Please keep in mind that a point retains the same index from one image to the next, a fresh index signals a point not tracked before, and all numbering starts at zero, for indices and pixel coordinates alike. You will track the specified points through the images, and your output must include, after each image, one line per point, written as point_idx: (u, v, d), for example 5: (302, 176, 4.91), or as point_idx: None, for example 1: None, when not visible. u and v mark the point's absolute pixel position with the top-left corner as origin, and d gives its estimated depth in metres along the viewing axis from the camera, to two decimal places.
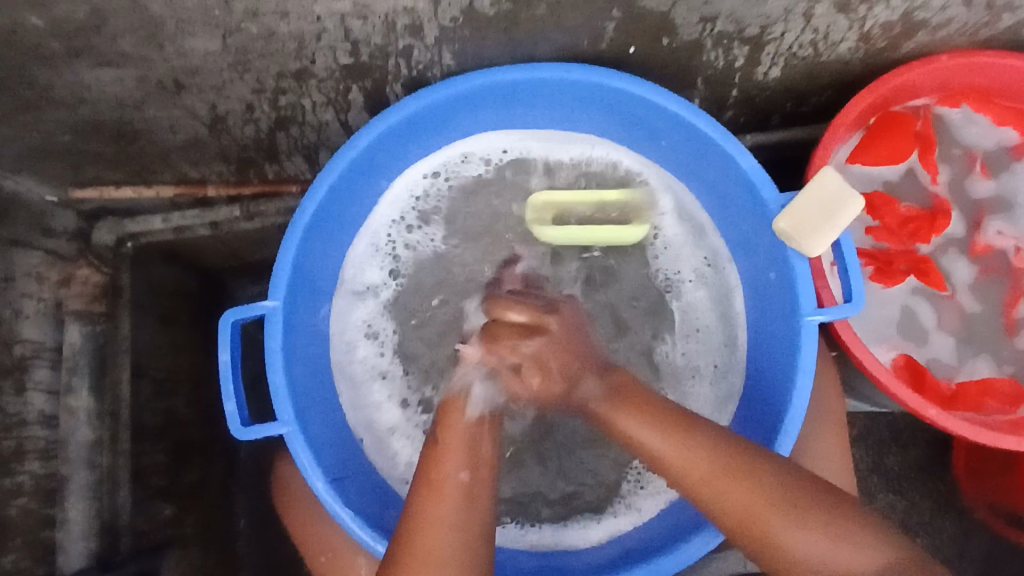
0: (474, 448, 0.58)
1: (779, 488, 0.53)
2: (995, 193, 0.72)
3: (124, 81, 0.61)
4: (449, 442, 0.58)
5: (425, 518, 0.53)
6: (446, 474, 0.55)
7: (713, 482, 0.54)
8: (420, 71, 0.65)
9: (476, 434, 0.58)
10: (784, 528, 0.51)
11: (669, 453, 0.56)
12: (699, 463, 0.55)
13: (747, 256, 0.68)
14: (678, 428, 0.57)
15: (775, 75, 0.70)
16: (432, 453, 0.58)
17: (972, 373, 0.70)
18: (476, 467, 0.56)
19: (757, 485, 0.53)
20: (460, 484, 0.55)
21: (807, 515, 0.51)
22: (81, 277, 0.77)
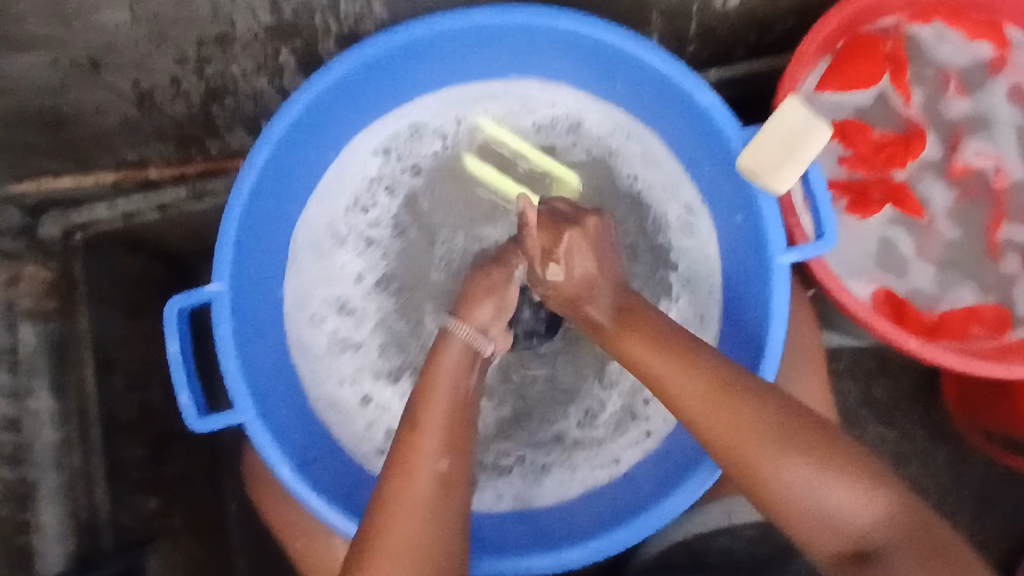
0: (455, 430, 0.54)
1: (784, 422, 0.51)
2: (971, 112, 0.69)
3: (37, 65, 0.57)
4: (427, 424, 0.53)
5: (399, 510, 0.50)
6: (421, 463, 0.51)
7: (710, 404, 0.52)
8: (351, 26, 0.61)
9: (456, 408, 0.55)
10: (777, 455, 0.50)
11: (671, 376, 0.53)
12: (706, 397, 0.52)
13: (715, 200, 0.65)
14: (682, 355, 0.53)
15: (733, 3, 0.66)
16: (408, 433, 0.53)
17: (955, 302, 0.68)
18: (455, 450, 0.53)
19: (760, 409, 0.51)
20: (436, 473, 0.52)
21: (813, 461, 0.50)
22: (29, 275, 0.74)
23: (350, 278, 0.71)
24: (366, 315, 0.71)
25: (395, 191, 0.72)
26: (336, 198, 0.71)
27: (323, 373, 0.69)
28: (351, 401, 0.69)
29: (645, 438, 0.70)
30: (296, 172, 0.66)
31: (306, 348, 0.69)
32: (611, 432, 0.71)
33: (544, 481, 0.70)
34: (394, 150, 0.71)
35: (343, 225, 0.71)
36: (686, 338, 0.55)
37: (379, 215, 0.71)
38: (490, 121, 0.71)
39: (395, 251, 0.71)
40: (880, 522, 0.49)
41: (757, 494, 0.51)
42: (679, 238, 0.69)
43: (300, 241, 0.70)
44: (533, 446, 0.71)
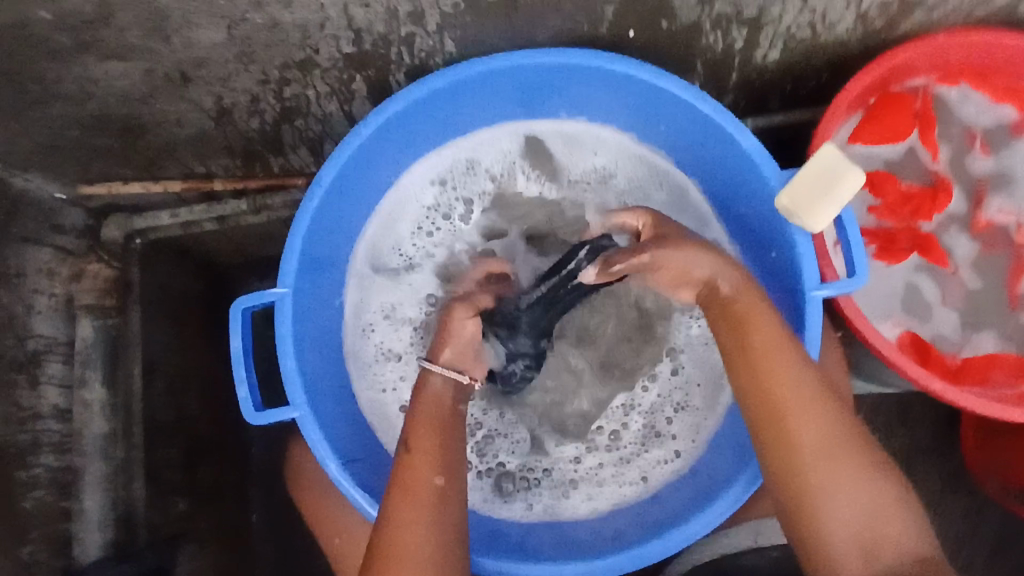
0: (447, 451, 0.57)
1: (851, 436, 0.55)
2: (995, 170, 0.73)
3: (131, 74, 0.62)
4: (422, 447, 0.56)
5: (401, 523, 0.53)
6: (416, 481, 0.54)
7: (796, 405, 0.55)
8: (422, 59, 0.66)
9: (449, 432, 0.57)
10: (840, 475, 0.53)
11: (767, 355, 0.56)
12: (795, 391, 0.55)
13: (748, 236, 0.69)
14: (783, 347, 0.56)
15: (773, 58, 0.71)
16: (403, 457, 0.56)
17: (976, 348, 0.71)
18: (451, 471, 0.56)
19: (842, 426, 0.55)
20: (434, 488, 0.54)
21: (867, 484, 0.53)
22: (92, 272, 0.79)
23: (403, 291, 0.75)
24: (413, 328, 0.75)
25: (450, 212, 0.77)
26: (395, 218, 0.76)
27: (370, 380, 0.73)
28: (395, 410, 0.72)
29: (674, 457, 0.72)
30: (362, 191, 0.71)
31: (358, 355, 0.73)
32: (637, 451, 0.73)
33: (570, 498, 0.72)
34: (450, 180, 0.76)
35: (402, 242, 0.76)
36: (800, 348, 0.56)
37: (437, 235, 0.77)
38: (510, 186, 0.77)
39: (445, 271, 0.76)
40: (915, 549, 0.52)
41: (807, 501, 0.54)
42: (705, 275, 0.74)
43: (359, 253, 0.74)
44: (563, 461, 0.74)
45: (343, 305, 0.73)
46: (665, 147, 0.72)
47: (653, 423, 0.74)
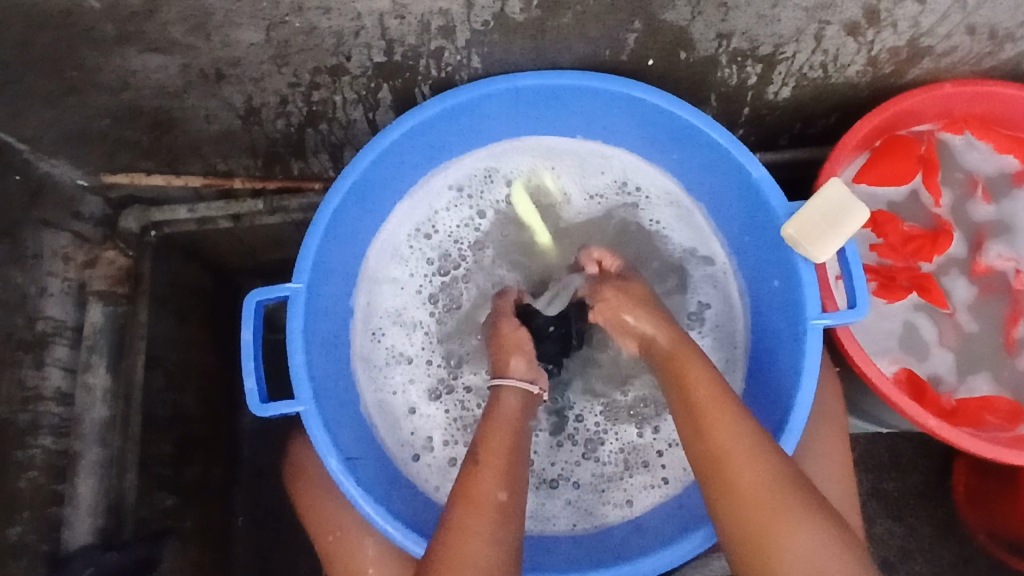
0: (512, 467, 0.57)
1: (789, 477, 0.52)
2: (994, 217, 0.75)
3: (168, 68, 0.64)
4: (488, 461, 0.57)
5: (465, 532, 0.52)
6: (484, 493, 0.54)
7: (726, 446, 0.54)
8: (448, 73, 0.68)
9: (512, 449, 0.59)
10: (782, 515, 0.50)
11: (701, 406, 0.56)
12: (731, 437, 0.54)
13: (752, 262, 0.71)
14: (714, 398, 0.57)
15: (784, 95, 0.73)
16: (470, 470, 0.57)
17: (971, 390, 0.72)
18: (514, 489, 0.56)
19: (773, 470, 0.53)
20: (497, 502, 0.54)
21: (807, 523, 0.50)
22: (107, 260, 0.81)
23: (409, 295, 0.76)
24: (422, 329, 0.76)
25: (467, 222, 0.78)
26: (401, 224, 0.77)
27: (380, 382, 0.74)
28: (403, 410, 0.74)
29: (661, 484, 0.71)
30: (378, 196, 0.72)
31: (366, 361, 0.74)
32: (621, 472, 0.72)
33: (552, 512, 0.71)
34: (468, 188, 0.78)
35: (408, 247, 0.77)
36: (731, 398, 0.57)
37: (439, 244, 0.77)
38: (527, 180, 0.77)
39: (452, 274, 0.77)
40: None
41: (752, 546, 0.51)
42: (707, 287, 0.76)
43: (369, 257, 0.75)
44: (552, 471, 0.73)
45: (354, 307, 0.74)
46: (675, 171, 0.75)
47: (632, 442, 0.73)
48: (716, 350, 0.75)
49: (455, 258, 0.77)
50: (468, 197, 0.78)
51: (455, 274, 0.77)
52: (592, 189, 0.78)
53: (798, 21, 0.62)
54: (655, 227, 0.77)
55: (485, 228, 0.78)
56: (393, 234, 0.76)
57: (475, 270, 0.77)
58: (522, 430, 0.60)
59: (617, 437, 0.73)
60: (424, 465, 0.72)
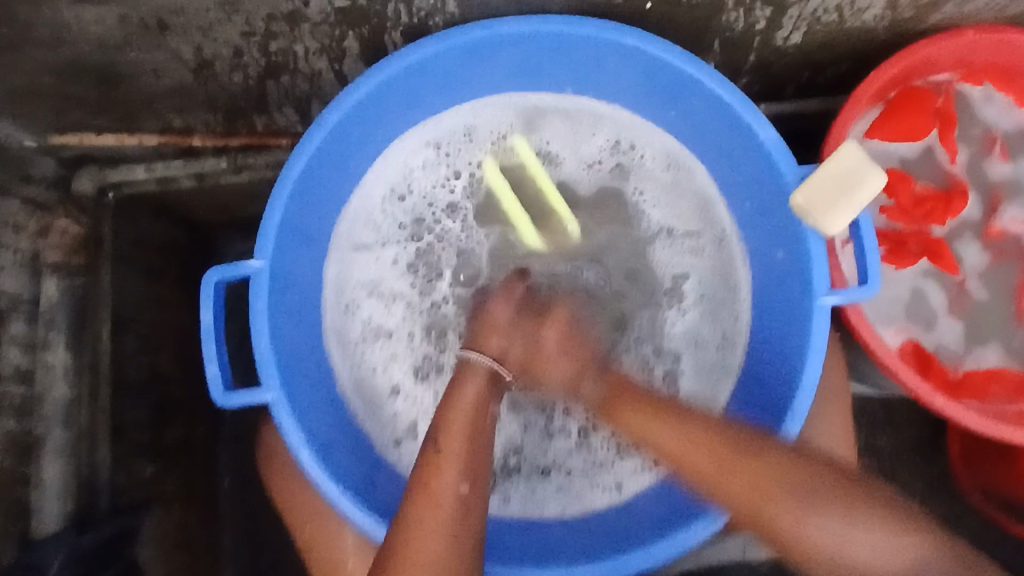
0: (474, 456, 0.53)
1: (783, 467, 0.53)
2: (1012, 176, 0.69)
3: (104, 19, 0.56)
4: (450, 447, 0.53)
5: (417, 529, 0.50)
6: (439, 490, 0.51)
7: (710, 469, 0.54)
8: (421, 19, 0.61)
9: (475, 441, 0.54)
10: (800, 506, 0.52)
11: (672, 442, 0.56)
12: (695, 445, 0.55)
13: (753, 230, 0.66)
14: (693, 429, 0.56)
15: (795, 42, 0.67)
16: (429, 457, 0.53)
17: (977, 361, 0.68)
18: (475, 480, 0.53)
19: (761, 465, 0.53)
20: (458, 496, 0.51)
21: (830, 514, 0.51)
22: (60, 228, 0.74)
23: (386, 264, 0.71)
24: (401, 302, 0.70)
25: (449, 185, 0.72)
26: (373, 189, 0.71)
27: (358, 358, 0.70)
28: (385, 389, 0.69)
29: (653, 467, 0.68)
30: (347, 160, 0.66)
31: (344, 336, 0.70)
32: (612, 456, 0.69)
33: (546, 496, 0.68)
34: (446, 144, 0.72)
35: (381, 213, 0.71)
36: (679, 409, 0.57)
37: (413, 208, 0.71)
38: (523, 141, 0.71)
39: (433, 240, 0.71)
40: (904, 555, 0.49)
41: (792, 552, 0.52)
42: (690, 259, 0.70)
43: (341, 222, 0.70)
44: (555, 456, 0.69)
45: (326, 281, 0.70)
46: (675, 130, 0.69)
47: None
48: (705, 323, 0.70)
49: (431, 221, 0.71)
50: (450, 155, 0.72)
51: (432, 239, 0.71)
52: (586, 154, 0.71)
53: None
54: (637, 198, 0.71)
55: (462, 189, 0.72)
56: (368, 197, 0.71)
57: (454, 230, 0.71)
58: (482, 416, 0.55)
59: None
60: (406, 450, 0.68)
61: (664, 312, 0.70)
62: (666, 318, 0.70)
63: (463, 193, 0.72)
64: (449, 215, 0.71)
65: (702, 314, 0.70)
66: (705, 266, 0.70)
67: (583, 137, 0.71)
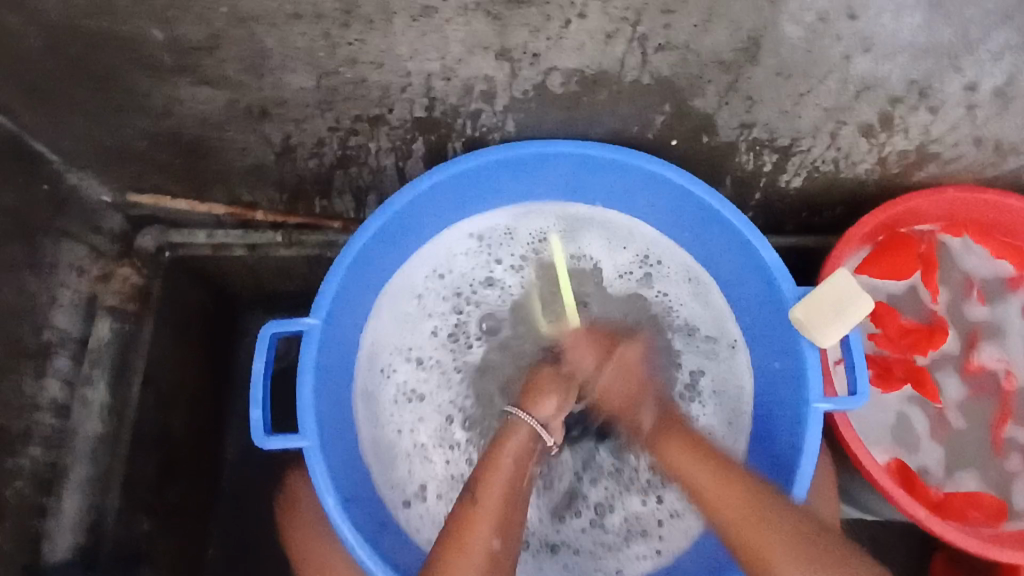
0: (507, 512, 0.59)
1: (800, 538, 0.55)
2: (988, 319, 0.78)
3: (216, 100, 0.66)
4: (485, 505, 0.58)
5: (447, 574, 0.55)
6: (475, 540, 0.56)
7: (738, 525, 0.57)
8: (482, 133, 0.71)
9: (512, 496, 0.60)
10: (773, 546, 0.55)
11: (711, 488, 0.59)
12: (721, 491, 0.59)
13: (757, 343, 0.73)
14: (749, 506, 0.57)
15: (796, 185, 0.77)
16: (466, 509, 0.58)
17: (959, 486, 0.73)
18: (506, 533, 0.58)
19: (775, 527, 0.56)
20: (490, 551, 0.56)
21: (827, 575, 0.54)
22: (120, 276, 0.81)
23: (423, 332, 0.77)
24: (436, 367, 0.76)
25: (493, 274, 0.79)
26: (418, 267, 0.78)
27: (386, 419, 0.74)
28: (407, 451, 0.73)
29: (655, 554, 0.70)
30: (398, 243, 0.74)
31: (376, 399, 0.74)
32: (621, 539, 0.70)
33: (553, 573, 0.70)
34: (488, 237, 0.79)
35: (423, 289, 0.78)
36: (717, 453, 0.62)
37: (452, 284, 0.79)
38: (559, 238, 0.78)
39: (476, 314, 0.78)
40: None
41: None
42: (701, 359, 0.77)
43: (387, 291, 0.77)
44: (565, 533, 0.71)
45: (365, 347, 0.75)
46: (692, 250, 0.77)
47: (637, 514, 0.71)
48: (714, 421, 0.75)
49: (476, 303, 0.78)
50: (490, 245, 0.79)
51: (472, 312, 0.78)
52: (615, 264, 0.80)
53: (817, 119, 0.66)
54: (661, 301, 0.78)
55: (512, 280, 0.79)
56: (413, 269, 0.78)
57: (490, 306, 0.78)
58: (518, 483, 0.60)
59: (623, 505, 0.72)
60: (415, 511, 0.71)
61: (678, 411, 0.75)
62: (683, 415, 0.75)
63: (504, 273, 0.79)
64: (487, 287, 0.79)
65: (710, 412, 0.76)
66: (714, 369, 0.77)
67: (618, 248, 0.79)
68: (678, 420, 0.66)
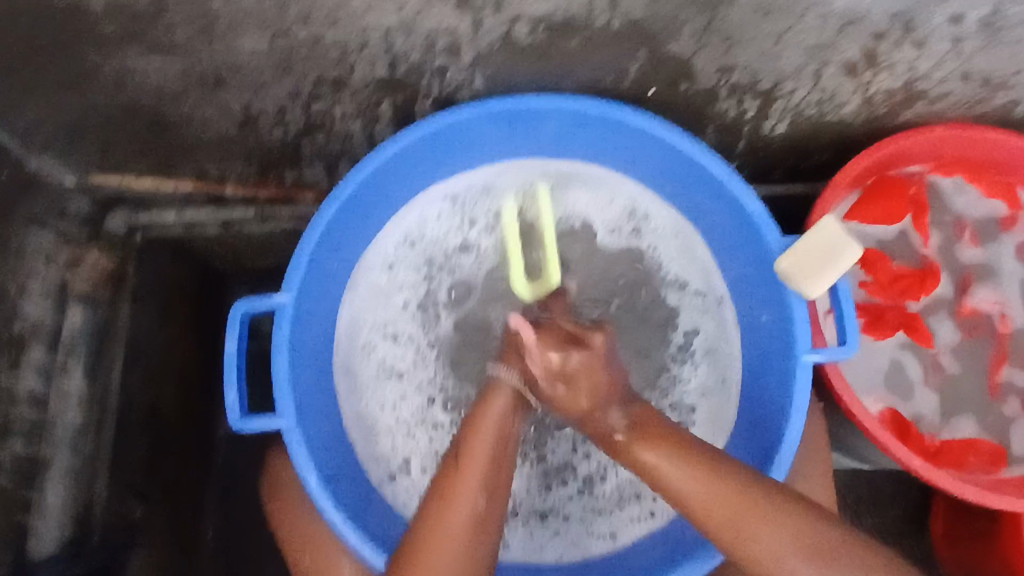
0: (496, 472, 0.57)
1: (802, 531, 0.53)
2: (981, 261, 0.76)
3: (168, 71, 0.63)
4: (471, 461, 0.56)
5: (432, 533, 0.53)
6: (460, 501, 0.54)
7: (725, 515, 0.53)
8: (451, 91, 0.68)
9: (498, 458, 0.58)
10: (778, 553, 0.52)
11: (685, 486, 0.55)
12: (706, 487, 0.54)
13: (744, 296, 0.71)
14: (744, 504, 0.53)
15: (780, 131, 0.74)
16: (451, 466, 0.56)
17: (954, 432, 0.72)
18: (493, 494, 0.56)
19: (775, 524, 0.53)
20: (477, 510, 0.54)
21: (840, 567, 0.52)
22: (91, 261, 0.79)
23: (395, 304, 0.75)
24: (411, 343, 0.74)
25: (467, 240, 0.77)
26: (390, 236, 0.76)
27: (367, 396, 0.73)
28: (390, 427, 0.72)
29: (648, 517, 0.69)
30: (370, 213, 0.72)
31: (356, 373, 0.73)
32: (612, 505, 0.70)
33: (545, 541, 0.69)
34: (462, 201, 0.77)
35: (395, 260, 0.76)
36: (698, 452, 0.56)
37: (423, 254, 0.76)
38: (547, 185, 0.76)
39: (448, 284, 0.75)
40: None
41: None
42: (696, 316, 0.75)
43: (364, 260, 0.75)
44: (557, 501, 0.70)
45: (344, 321, 0.73)
46: (676, 204, 0.75)
47: (628, 479, 0.70)
48: (709, 376, 0.74)
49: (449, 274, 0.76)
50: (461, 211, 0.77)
51: (443, 280, 0.75)
52: (606, 220, 0.77)
53: (799, 59, 0.63)
54: (650, 258, 0.76)
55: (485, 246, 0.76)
56: (388, 238, 0.76)
57: (461, 274, 0.76)
58: (506, 440, 0.58)
59: (615, 472, 0.71)
60: (400, 485, 0.70)
61: (673, 369, 0.75)
62: (679, 373, 0.75)
63: (478, 235, 0.77)
64: (460, 257, 0.76)
65: (706, 368, 0.74)
66: (710, 324, 0.75)
67: (604, 202, 0.77)
68: (655, 416, 0.59)
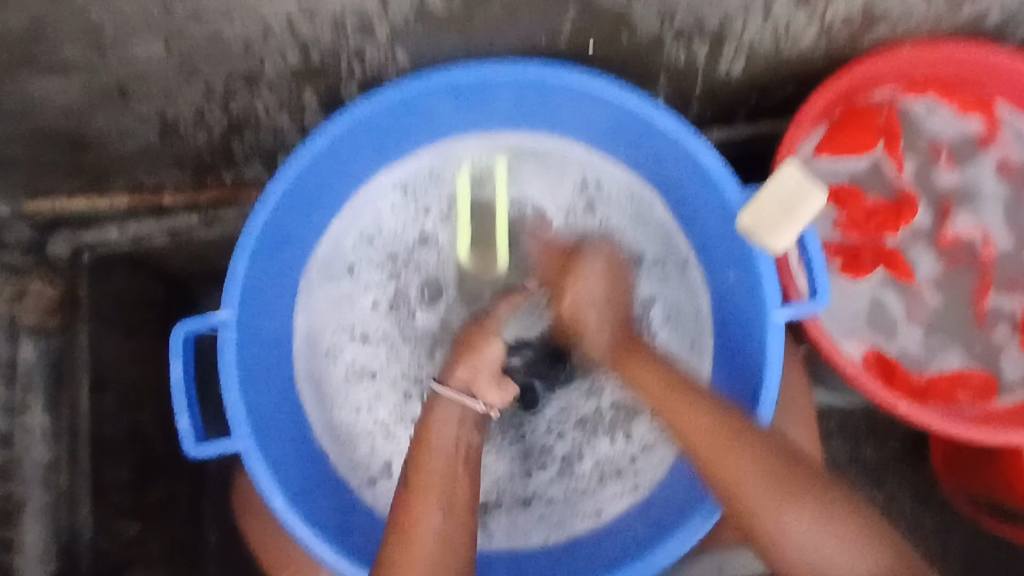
0: (452, 489, 0.55)
1: (775, 467, 0.52)
2: (960, 184, 0.72)
3: (68, 88, 0.59)
4: (422, 483, 0.54)
5: (399, 566, 0.51)
6: (417, 524, 0.52)
7: (709, 450, 0.54)
8: (376, 71, 0.63)
9: (453, 470, 0.55)
10: (739, 481, 0.52)
11: (679, 419, 0.56)
12: (692, 420, 0.56)
13: (710, 253, 0.68)
14: (724, 431, 0.54)
15: (737, 70, 0.69)
16: (401, 494, 0.54)
17: (941, 366, 0.70)
18: (451, 511, 0.54)
19: (746, 454, 0.53)
20: (435, 530, 0.52)
21: (803, 509, 0.50)
22: (35, 290, 0.72)
23: (364, 304, 0.72)
24: (382, 341, 0.72)
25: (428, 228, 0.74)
26: (344, 233, 0.73)
27: (342, 400, 0.71)
28: (368, 431, 0.70)
29: (632, 490, 0.68)
30: (312, 211, 0.68)
31: (325, 380, 0.71)
32: (594, 483, 0.69)
33: (530, 525, 0.69)
34: (413, 187, 0.74)
35: (356, 257, 0.73)
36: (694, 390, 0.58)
37: (385, 246, 0.73)
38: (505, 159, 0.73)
39: (416, 278, 0.73)
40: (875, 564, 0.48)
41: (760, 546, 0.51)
42: (655, 283, 0.72)
43: (317, 257, 0.72)
44: (540, 486, 0.70)
45: (305, 325, 0.71)
46: (631, 164, 0.71)
47: (607, 454, 0.70)
48: (674, 342, 0.71)
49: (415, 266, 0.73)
50: (417, 196, 0.74)
51: (409, 272, 0.73)
52: (560, 195, 0.74)
53: None
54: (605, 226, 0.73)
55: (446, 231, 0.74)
56: (343, 232, 0.73)
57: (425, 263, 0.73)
58: (457, 453, 0.56)
59: (593, 449, 0.70)
60: (381, 489, 0.69)
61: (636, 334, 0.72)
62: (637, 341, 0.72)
63: (435, 225, 0.74)
64: (423, 246, 0.73)
65: (669, 333, 0.71)
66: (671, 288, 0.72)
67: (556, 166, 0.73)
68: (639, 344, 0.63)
